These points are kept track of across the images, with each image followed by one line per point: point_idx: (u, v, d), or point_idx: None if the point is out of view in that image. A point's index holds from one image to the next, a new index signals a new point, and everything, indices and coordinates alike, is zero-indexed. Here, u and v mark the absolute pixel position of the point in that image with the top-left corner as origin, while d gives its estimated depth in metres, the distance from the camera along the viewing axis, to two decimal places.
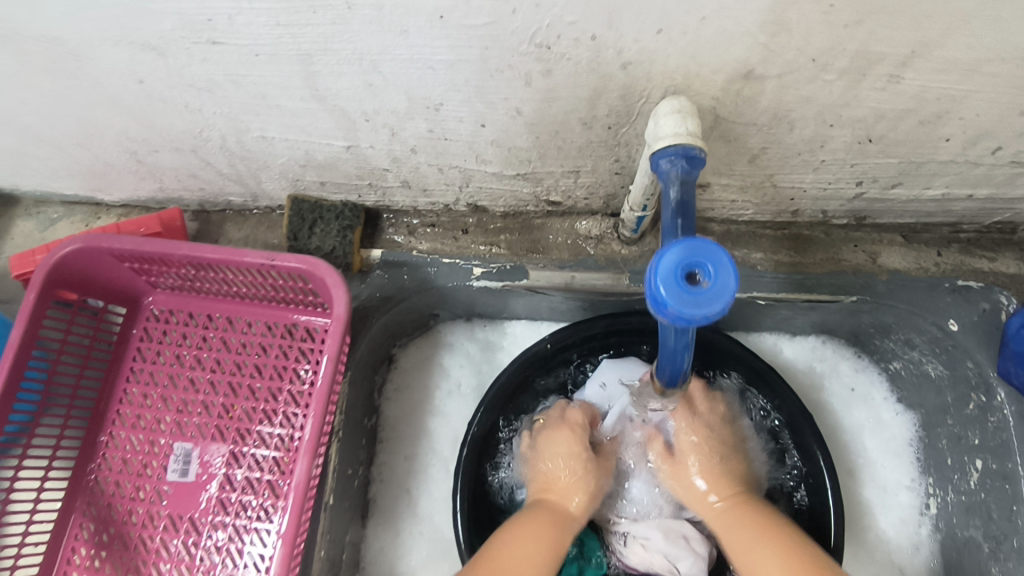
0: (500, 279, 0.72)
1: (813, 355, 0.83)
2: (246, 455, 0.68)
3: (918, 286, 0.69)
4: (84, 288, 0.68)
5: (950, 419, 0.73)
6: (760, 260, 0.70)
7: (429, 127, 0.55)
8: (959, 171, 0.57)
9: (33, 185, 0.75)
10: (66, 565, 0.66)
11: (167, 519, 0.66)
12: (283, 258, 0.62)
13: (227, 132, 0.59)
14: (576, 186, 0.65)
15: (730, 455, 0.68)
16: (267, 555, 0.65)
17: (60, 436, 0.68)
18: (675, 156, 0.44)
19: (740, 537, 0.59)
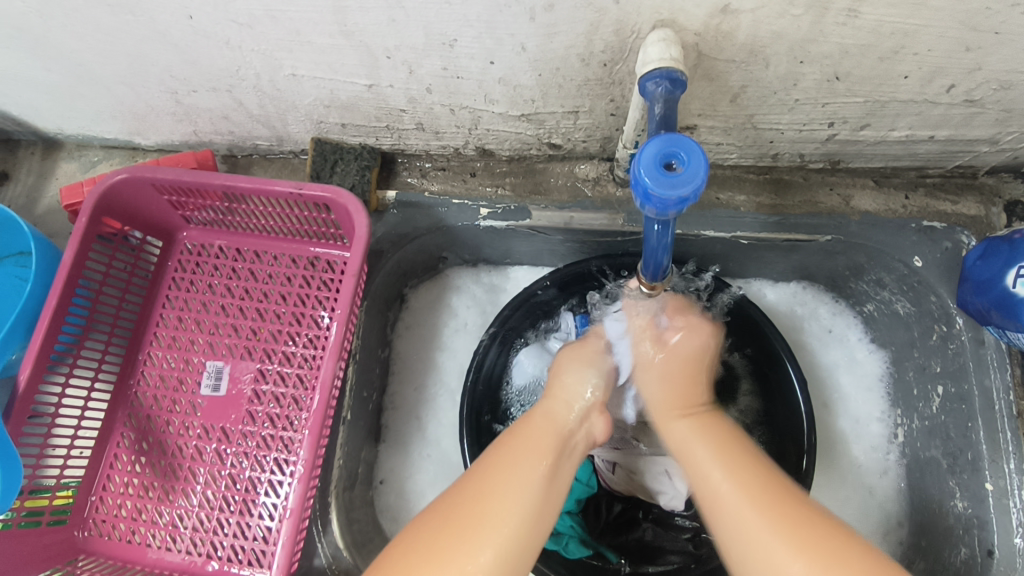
0: (505, 219, 0.79)
1: (794, 299, 0.89)
2: (273, 372, 0.74)
3: (887, 226, 0.75)
4: (129, 219, 0.75)
5: (916, 352, 0.79)
6: (743, 202, 0.77)
7: (444, 65, 0.62)
8: (919, 110, 0.63)
9: (76, 128, 0.81)
10: (109, 469, 0.73)
11: (201, 428, 0.73)
12: (309, 187, 0.68)
13: (262, 70, 0.65)
14: (575, 128, 0.72)
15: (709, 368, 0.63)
16: (290, 459, 0.70)
17: (104, 355, 0.74)
18: (660, 78, 0.51)
19: (704, 462, 0.53)
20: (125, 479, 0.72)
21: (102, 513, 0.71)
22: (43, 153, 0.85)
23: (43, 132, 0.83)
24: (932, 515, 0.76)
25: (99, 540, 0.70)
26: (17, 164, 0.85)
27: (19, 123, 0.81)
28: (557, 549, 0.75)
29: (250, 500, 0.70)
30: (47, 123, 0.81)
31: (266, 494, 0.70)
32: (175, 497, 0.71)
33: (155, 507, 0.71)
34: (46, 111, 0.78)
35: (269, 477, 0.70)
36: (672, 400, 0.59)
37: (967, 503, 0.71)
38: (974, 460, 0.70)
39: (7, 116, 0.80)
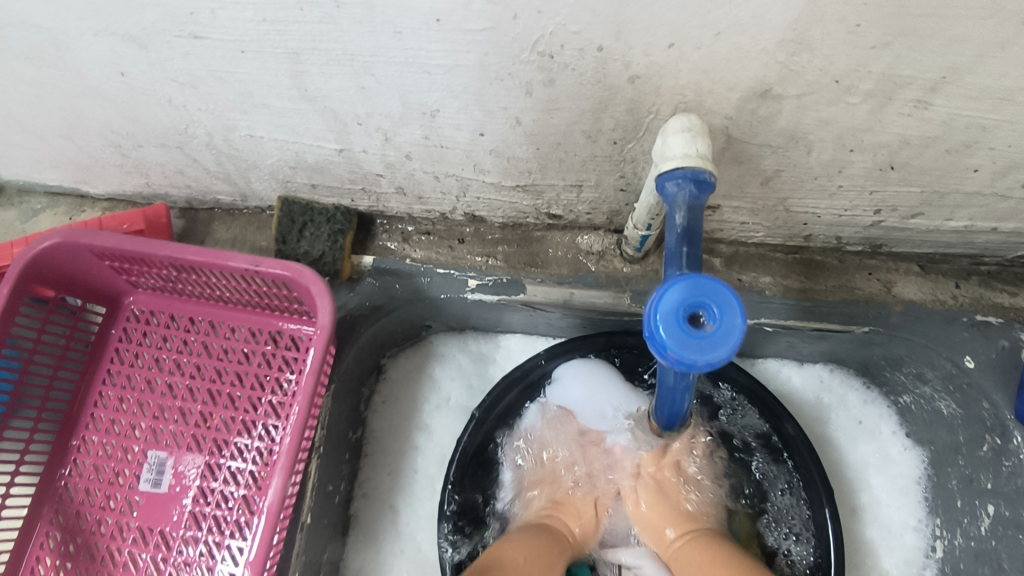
0: (496, 292, 0.70)
1: (820, 385, 0.79)
2: (222, 467, 0.65)
3: (933, 320, 0.66)
4: (65, 285, 0.65)
5: (961, 460, 0.69)
6: (769, 284, 0.67)
7: (425, 134, 0.52)
8: (985, 203, 0.53)
9: (15, 174, 0.72)
10: (30, 575, 0.63)
11: (138, 531, 0.63)
12: (267, 264, 0.59)
13: (213, 129, 0.56)
14: (578, 201, 0.62)
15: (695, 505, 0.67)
16: (237, 575, 0.61)
17: (30, 439, 0.65)
18: (682, 178, 0.41)
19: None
20: None
21: None
22: None
23: None
24: None
25: None
26: None
27: None
28: None
29: None
30: None
31: None
32: None
33: None
34: None
35: None
36: (671, 519, 0.65)
37: None
38: None
39: None
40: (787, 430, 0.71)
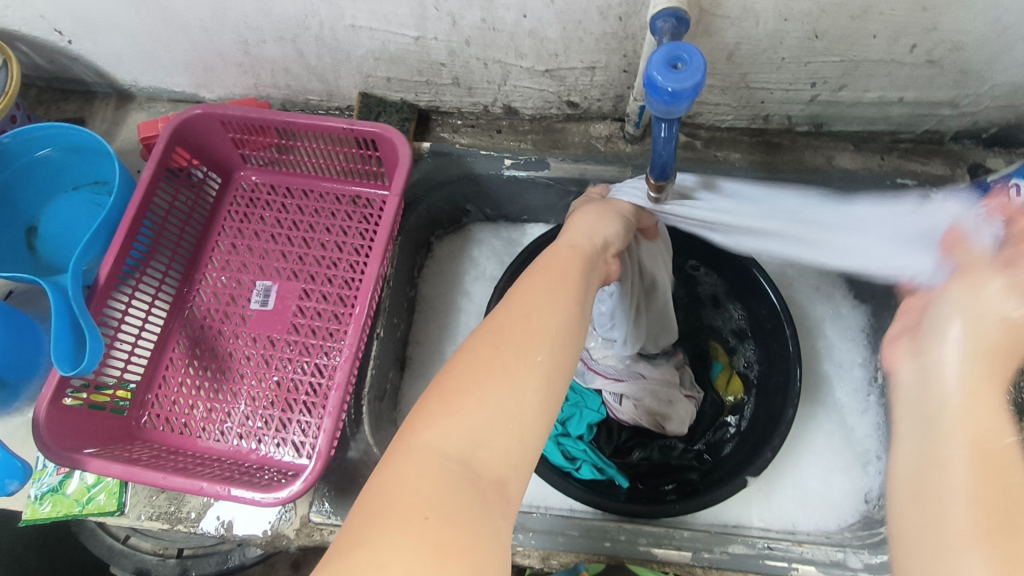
0: (527, 168, 0.89)
1: (784, 260, 0.99)
2: (316, 291, 0.83)
3: (864, 182, 0.85)
4: (196, 154, 0.85)
5: (893, 300, 0.88)
6: (738, 158, 0.87)
7: (484, 16, 0.72)
8: (889, 70, 0.74)
9: (150, 80, 0.93)
10: (165, 370, 0.81)
11: (249, 337, 0.81)
12: (361, 123, 0.78)
13: (326, 20, 0.76)
14: (591, 86, 0.83)
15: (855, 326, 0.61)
16: (329, 364, 0.79)
17: (166, 274, 0.84)
18: (667, 15, 0.61)
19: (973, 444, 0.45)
20: (180, 379, 0.80)
21: (158, 408, 0.79)
22: (117, 105, 0.96)
23: (119, 84, 0.94)
24: None
25: (153, 431, 0.77)
26: (94, 112, 0.96)
27: (101, 74, 0.93)
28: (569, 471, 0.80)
29: (292, 398, 0.78)
30: (125, 74, 0.92)
31: (307, 394, 0.78)
32: (223, 395, 0.78)
33: (206, 403, 0.78)
34: (127, 62, 0.89)
35: (310, 380, 0.78)
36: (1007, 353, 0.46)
37: None
38: None
39: (91, 67, 0.91)
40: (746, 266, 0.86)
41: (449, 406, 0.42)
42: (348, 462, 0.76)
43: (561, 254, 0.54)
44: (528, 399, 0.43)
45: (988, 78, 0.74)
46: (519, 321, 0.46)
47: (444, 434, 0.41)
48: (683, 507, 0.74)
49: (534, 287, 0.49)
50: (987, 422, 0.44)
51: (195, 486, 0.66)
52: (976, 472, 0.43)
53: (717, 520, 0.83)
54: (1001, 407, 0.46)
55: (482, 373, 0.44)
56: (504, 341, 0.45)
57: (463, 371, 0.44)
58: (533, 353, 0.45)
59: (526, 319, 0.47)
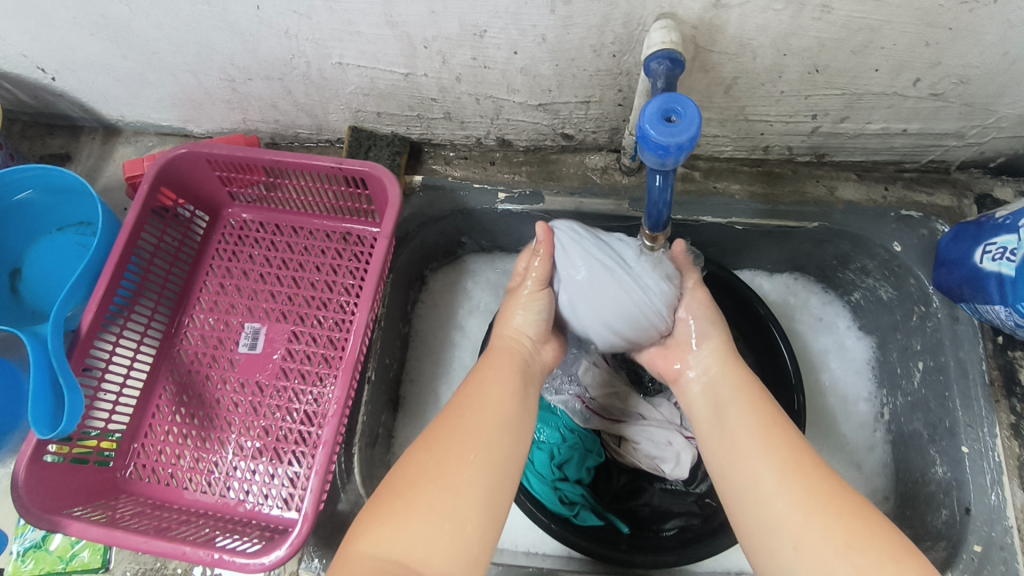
0: (521, 203, 0.86)
1: (787, 290, 0.96)
2: (305, 333, 0.81)
3: (868, 214, 0.83)
4: (182, 193, 0.83)
5: (900, 334, 0.85)
6: (738, 190, 0.84)
7: (474, 54, 0.71)
8: (892, 103, 0.72)
9: (137, 115, 0.91)
10: (151, 418, 0.79)
11: (237, 382, 0.79)
12: (349, 162, 0.76)
13: (313, 58, 0.74)
14: (586, 119, 0.80)
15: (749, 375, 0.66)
16: (318, 411, 0.77)
17: (152, 316, 0.82)
18: (661, 57, 0.59)
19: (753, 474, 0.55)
20: (165, 428, 0.78)
21: (143, 458, 0.77)
22: (104, 139, 0.94)
23: (105, 119, 0.92)
24: (914, 483, 0.80)
25: (138, 483, 0.76)
26: (80, 147, 0.94)
27: (86, 109, 0.91)
28: (569, 517, 0.78)
29: (281, 448, 0.76)
30: (111, 110, 0.90)
31: (296, 442, 0.76)
32: (211, 444, 0.77)
33: (192, 453, 0.77)
34: (112, 98, 0.87)
35: (299, 428, 0.77)
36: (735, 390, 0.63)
37: (946, 468, 0.76)
38: (951, 426, 0.76)
39: (77, 103, 0.89)
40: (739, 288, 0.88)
41: (388, 517, 0.50)
42: (339, 515, 0.74)
43: (495, 353, 0.66)
44: (463, 504, 0.51)
45: (995, 110, 0.71)
46: (458, 426, 0.56)
47: (405, 537, 0.49)
48: (675, 559, 0.73)
49: (466, 391, 0.60)
50: (805, 491, 0.52)
51: (178, 551, 0.64)
52: (786, 483, 0.53)
53: (720, 566, 0.81)
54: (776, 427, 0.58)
55: (421, 477, 0.52)
56: (439, 450, 0.54)
57: (404, 481, 0.53)
58: (465, 452, 0.54)
59: (471, 415, 0.57)
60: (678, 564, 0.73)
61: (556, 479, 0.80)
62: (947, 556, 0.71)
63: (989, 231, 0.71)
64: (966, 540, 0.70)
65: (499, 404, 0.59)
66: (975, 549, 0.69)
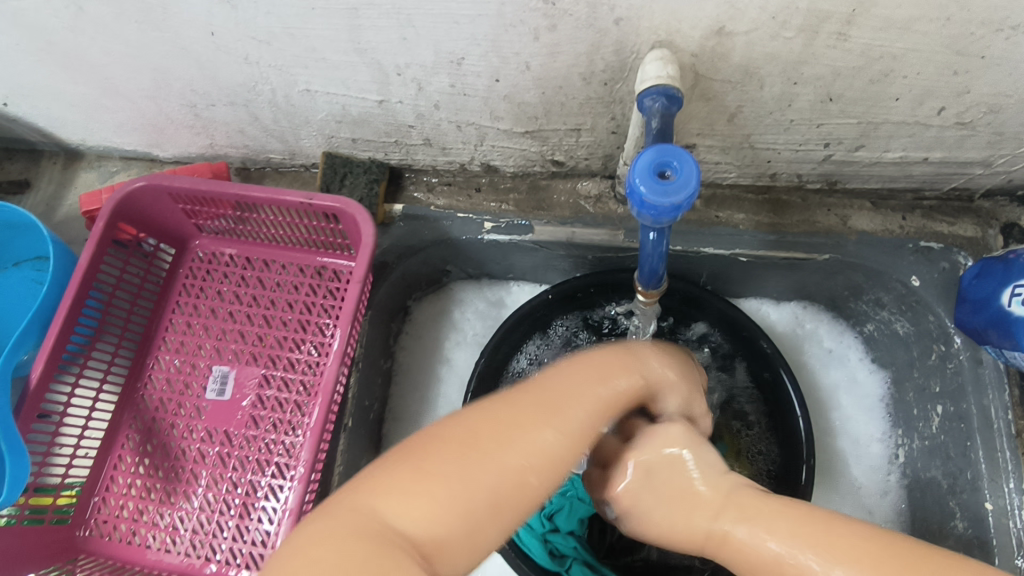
0: (508, 233, 0.80)
1: (794, 320, 0.90)
2: (277, 377, 0.76)
3: (883, 245, 0.76)
4: (143, 227, 0.77)
5: (915, 372, 0.79)
6: (743, 220, 0.78)
7: (452, 82, 0.64)
8: (912, 132, 0.65)
9: (98, 140, 0.85)
10: (113, 470, 0.74)
11: (204, 431, 0.74)
12: (319, 197, 0.71)
13: (278, 85, 0.68)
14: (577, 146, 0.74)
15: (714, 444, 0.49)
16: (291, 463, 0.72)
17: (113, 359, 0.76)
18: (657, 94, 0.53)
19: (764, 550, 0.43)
20: (128, 480, 0.74)
21: (104, 513, 0.73)
22: (65, 164, 0.89)
23: (65, 143, 0.86)
24: (932, 535, 0.75)
25: (99, 541, 0.71)
26: (40, 173, 0.88)
27: (43, 134, 0.85)
28: (559, 572, 0.74)
29: (250, 504, 0.71)
30: (69, 134, 0.84)
31: (266, 498, 0.71)
32: (176, 499, 0.72)
33: (157, 508, 0.72)
34: (69, 123, 0.81)
35: (270, 482, 0.71)
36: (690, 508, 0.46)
37: (967, 523, 0.71)
38: (974, 480, 0.71)
39: (34, 128, 0.83)
40: (741, 319, 0.82)
41: (396, 480, 0.40)
42: None
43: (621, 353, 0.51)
44: (485, 503, 0.39)
45: None
46: (502, 430, 0.42)
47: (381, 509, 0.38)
48: None
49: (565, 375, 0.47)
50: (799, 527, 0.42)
51: None
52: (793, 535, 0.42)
53: None
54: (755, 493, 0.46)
55: (424, 479, 0.39)
56: (473, 454, 0.40)
57: (453, 435, 0.41)
58: (536, 438, 0.42)
59: (519, 429, 0.42)
60: None
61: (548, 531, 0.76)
62: None
63: (1018, 271, 0.65)
64: None
65: (599, 385, 0.47)
66: None
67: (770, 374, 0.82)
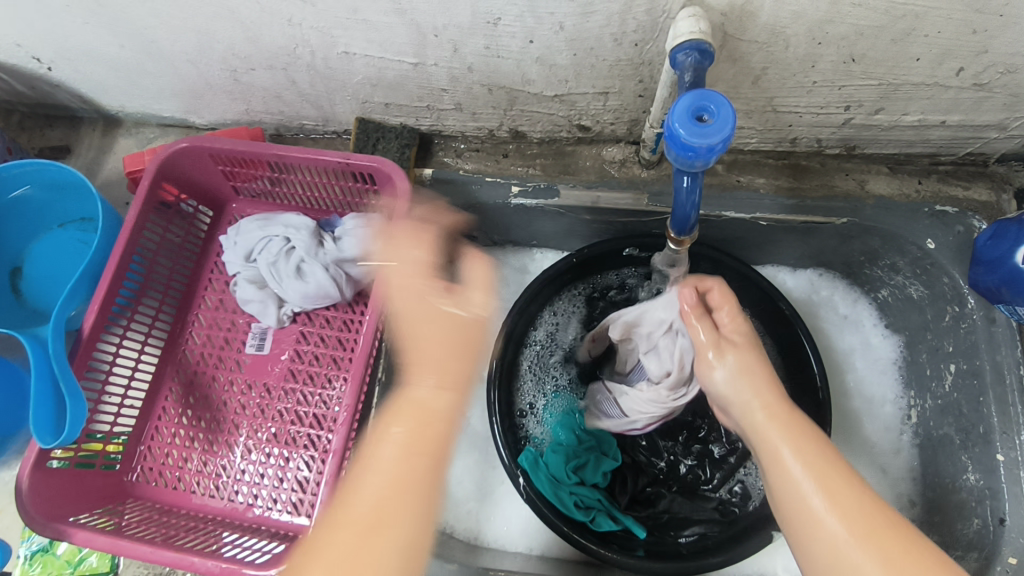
0: (535, 197, 0.83)
1: (810, 287, 0.93)
2: (313, 334, 0.79)
3: (900, 209, 0.79)
4: (185, 188, 0.80)
5: (930, 334, 0.82)
6: (763, 184, 0.80)
7: (487, 43, 0.67)
8: (931, 94, 0.67)
9: (137, 106, 0.88)
10: (157, 421, 0.77)
11: (245, 384, 0.78)
12: (356, 157, 0.73)
13: (317, 47, 0.71)
14: (604, 110, 0.77)
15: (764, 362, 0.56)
16: (328, 414, 0.75)
17: (157, 315, 0.79)
18: (690, 49, 0.55)
19: (779, 453, 0.51)
20: (172, 431, 0.77)
21: (149, 461, 0.76)
22: (104, 130, 0.91)
23: (105, 110, 0.89)
24: (943, 489, 0.78)
25: (145, 486, 0.75)
26: (80, 139, 0.91)
27: (85, 100, 0.88)
28: (586, 522, 0.75)
29: (289, 453, 0.74)
30: (110, 100, 0.87)
31: (306, 446, 0.74)
32: (218, 447, 0.75)
33: (200, 456, 0.75)
34: (112, 88, 0.84)
35: (308, 431, 0.75)
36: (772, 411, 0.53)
37: (979, 475, 0.73)
38: (986, 433, 0.73)
39: (76, 94, 0.86)
40: (759, 284, 0.84)
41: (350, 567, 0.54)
42: None
43: (408, 411, 0.62)
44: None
45: None
46: (383, 532, 0.56)
47: None
48: (715, 563, 0.70)
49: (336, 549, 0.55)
50: (814, 466, 0.49)
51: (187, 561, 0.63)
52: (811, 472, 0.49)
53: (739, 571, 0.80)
54: (792, 408, 0.53)
55: (370, 532, 0.56)
56: (374, 537, 0.56)
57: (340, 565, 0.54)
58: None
59: (404, 509, 0.57)
60: (717, 567, 0.71)
61: (575, 483, 0.78)
62: (980, 568, 0.69)
63: None
64: (1000, 552, 0.68)
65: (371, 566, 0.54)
66: (1010, 562, 0.67)
67: (788, 337, 0.84)
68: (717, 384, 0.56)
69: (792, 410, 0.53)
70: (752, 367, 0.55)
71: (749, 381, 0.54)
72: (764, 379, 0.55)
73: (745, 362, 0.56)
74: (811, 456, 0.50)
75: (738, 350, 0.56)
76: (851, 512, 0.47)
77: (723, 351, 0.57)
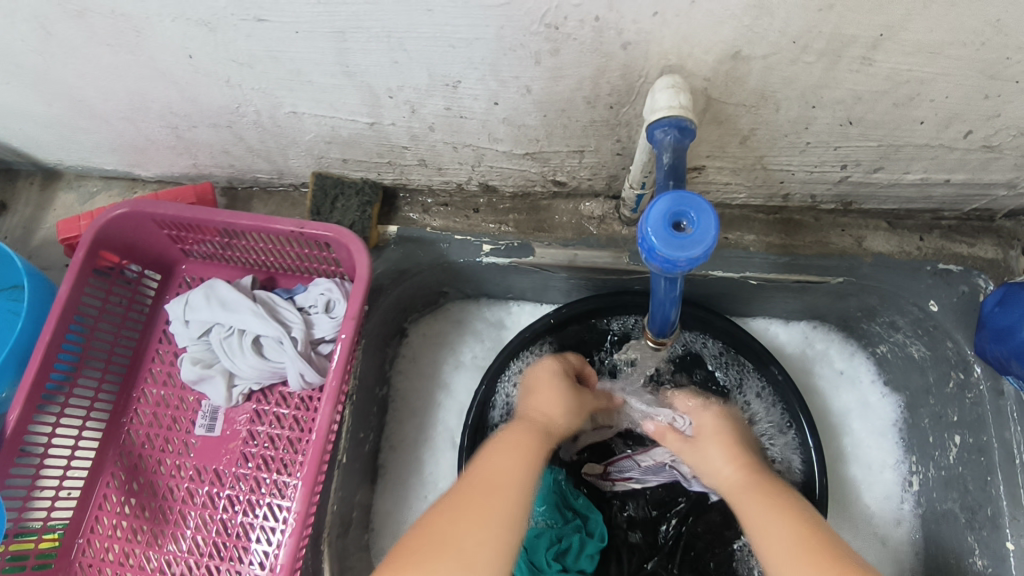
0: (508, 256, 0.77)
1: (805, 341, 0.87)
2: (268, 413, 0.72)
3: (901, 268, 0.73)
4: (127, 254, 0.73)
5: (932, 399, 0.76)
6: (753, 241, 0.74)
7: (447, 105, 0.60)
8: (935, 155, 0.61)
9: (76, 159, 0.81)
10: (97, 511, 0.71)
11: (193, 470, 0.71)
12: (311, 225, 0.67)
13: (262, 107, 0.64)
14: (580, 167, 0.70)
15: (744, 435, 0.73)
16: (283, 505, 0.68)
17: (96, 394, 0.73)
18: (669, 126, 0.50)
19: (780, 534, 0.57)
20: (113, 521, 0.70)
21: (88, 556, 0.69)
22: (43, 184, 0.85)
23: (42, 163, 0.82)
24: (948, 569, 0.73)
25: None
26: (16, 194, 0.84)
27: (18, 154, 0.81)
28: None
29: (240, 548, 0.68)
30: (46, 154, 0.80)
31: (258, 541, 0.68)
32: (163, 541, 0.69)
33: (143, 551, 0.69)
34: (45, 143, 0.77)
35: (261, 525, 0.68)
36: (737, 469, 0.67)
37: (988, 561, 0.68)
38: (994, 516, 0.68)
39: (8, 147, 0.79)
40: (754, 346, 0.79)
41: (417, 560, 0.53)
42: None
43: (518, 431, 0.66)
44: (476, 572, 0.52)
45: None
46: (482, 506, 0.57)
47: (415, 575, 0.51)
48: None
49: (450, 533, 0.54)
50: (798, 540, 0.56)
51: None
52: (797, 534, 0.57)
53: None
54: (787, 490, 0.64)
55: (469, 526, 0.55)
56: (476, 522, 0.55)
57: (441, 525, 0.55)
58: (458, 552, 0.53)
59: (493, 501, 0.57)
60: None
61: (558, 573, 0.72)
62: None
63: None
64: None
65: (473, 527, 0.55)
66: None
67: (782, 404, 0.78)
68: (714, 470, 0.69)
69: (770, 488, 0.63)
70: (720, 449, 0.70)
71: (712, 454, 0.70)
72: (738, 462, 0.68)
73: (719, 434, 0.71)
74: (780, 496, 0.62)
75: (722, 437, 0.71)
76: (792, 524, 0.58)
77: (698, 447, 0.72)
